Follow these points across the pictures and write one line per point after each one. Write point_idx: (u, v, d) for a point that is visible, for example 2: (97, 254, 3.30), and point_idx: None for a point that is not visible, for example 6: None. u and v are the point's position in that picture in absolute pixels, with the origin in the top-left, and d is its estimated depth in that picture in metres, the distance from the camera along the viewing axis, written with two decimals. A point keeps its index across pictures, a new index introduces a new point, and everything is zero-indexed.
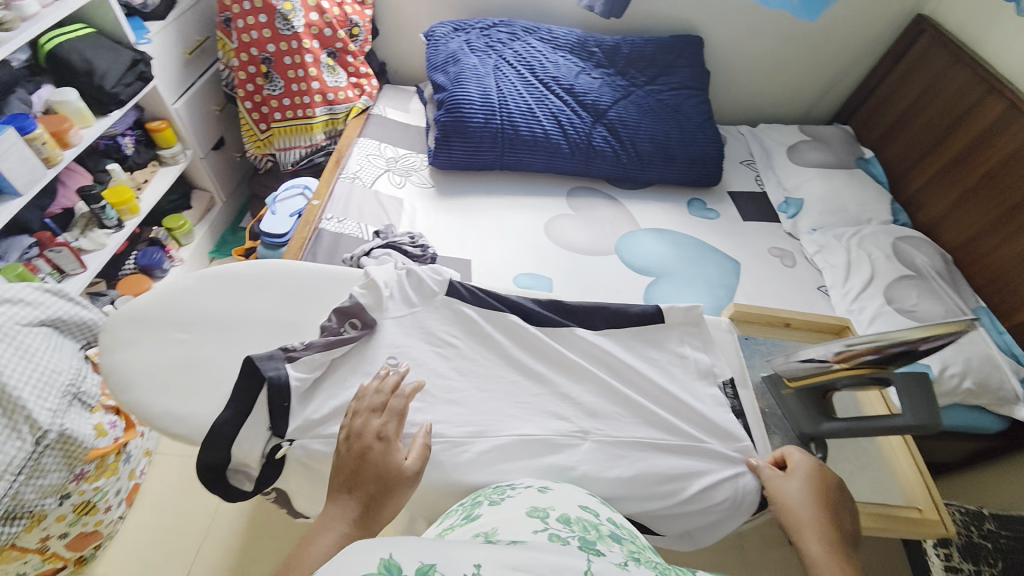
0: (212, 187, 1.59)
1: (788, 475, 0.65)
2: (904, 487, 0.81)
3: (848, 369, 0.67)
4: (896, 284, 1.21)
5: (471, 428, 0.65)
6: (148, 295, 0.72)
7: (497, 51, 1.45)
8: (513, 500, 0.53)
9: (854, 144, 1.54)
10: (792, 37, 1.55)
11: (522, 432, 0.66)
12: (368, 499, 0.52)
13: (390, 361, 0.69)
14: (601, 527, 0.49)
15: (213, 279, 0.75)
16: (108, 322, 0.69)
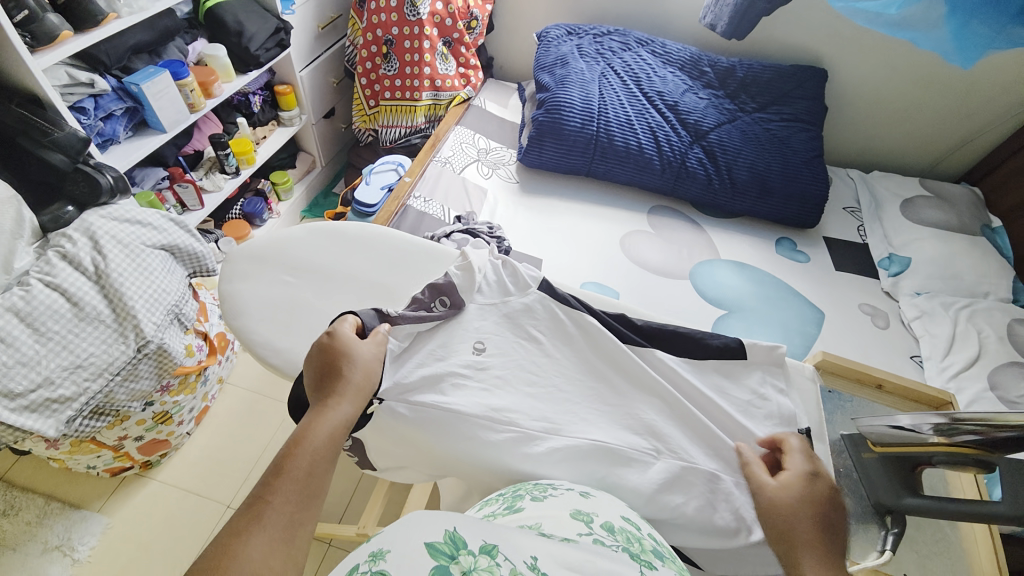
0: (317, 152, 1.72)
1: (782, 477, 0.61)
2: None
3: (945, 446, 0.60)
4: (1004, 370, 1.08)
5: (547, 424, 0.65)
6: (265, 236, 0.80)
7: (606, 59, 1.45)
8: (556, 500, 0.52)
9: (981, 208, 1.38)
10: (930, 83, 1.42)
11: (593, 437, 0.65)
12: (338, 386, 0.59)
13: (477, 347, 0.70)
14: (643, 541, 0.47)
15: (321, 233, 0.81)
16: (229, 254, 0.78)
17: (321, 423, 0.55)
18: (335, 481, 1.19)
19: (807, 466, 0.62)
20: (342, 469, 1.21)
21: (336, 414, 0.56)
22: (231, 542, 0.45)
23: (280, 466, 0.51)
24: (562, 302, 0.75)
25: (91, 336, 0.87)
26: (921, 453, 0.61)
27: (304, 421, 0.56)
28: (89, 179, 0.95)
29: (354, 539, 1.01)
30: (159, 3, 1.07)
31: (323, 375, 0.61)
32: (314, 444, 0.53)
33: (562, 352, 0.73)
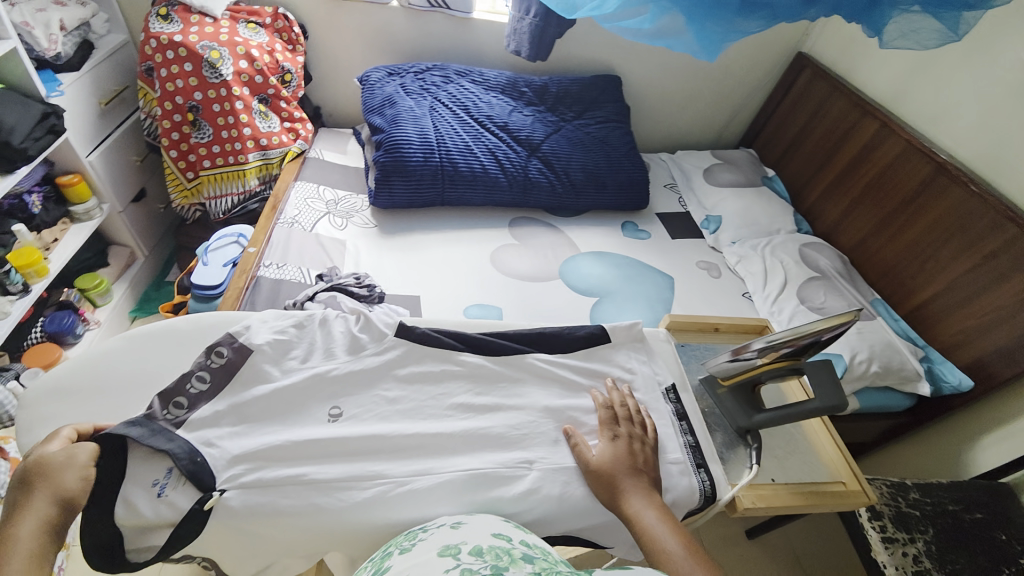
0: (136, 242, 1.50)
1: (598, 441, 0.64)
2: (825, 464, 0.77)
3: (769, 365, 0.72)
4: (806, 285, 1.34)
5: (415, 465, 0.59)
6: (82, 359, 0.68)
7: (432, 94, 1.51)
8: (425, 544, 0.51)
9: (757, 165, 1.73)
10: (697, 74, 1.74)
11: (468, 467, 0.60)
12: (31, 512, 0.48)
13: (332, 414, 0.63)
14: (513, 550, 0.48)
15: (151, 337, 0.70)
16: (27, 394, 0.65)
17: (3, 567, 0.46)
18: None
19: (613, 424, 0.66)
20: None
21: (25, 555, 0.47)
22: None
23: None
24: (424, 342, 0.70)
25: None
26: (753, 375, 0.74)
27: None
28: None
29: None
30: None
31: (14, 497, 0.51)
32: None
33: (438, 386, 0.68)
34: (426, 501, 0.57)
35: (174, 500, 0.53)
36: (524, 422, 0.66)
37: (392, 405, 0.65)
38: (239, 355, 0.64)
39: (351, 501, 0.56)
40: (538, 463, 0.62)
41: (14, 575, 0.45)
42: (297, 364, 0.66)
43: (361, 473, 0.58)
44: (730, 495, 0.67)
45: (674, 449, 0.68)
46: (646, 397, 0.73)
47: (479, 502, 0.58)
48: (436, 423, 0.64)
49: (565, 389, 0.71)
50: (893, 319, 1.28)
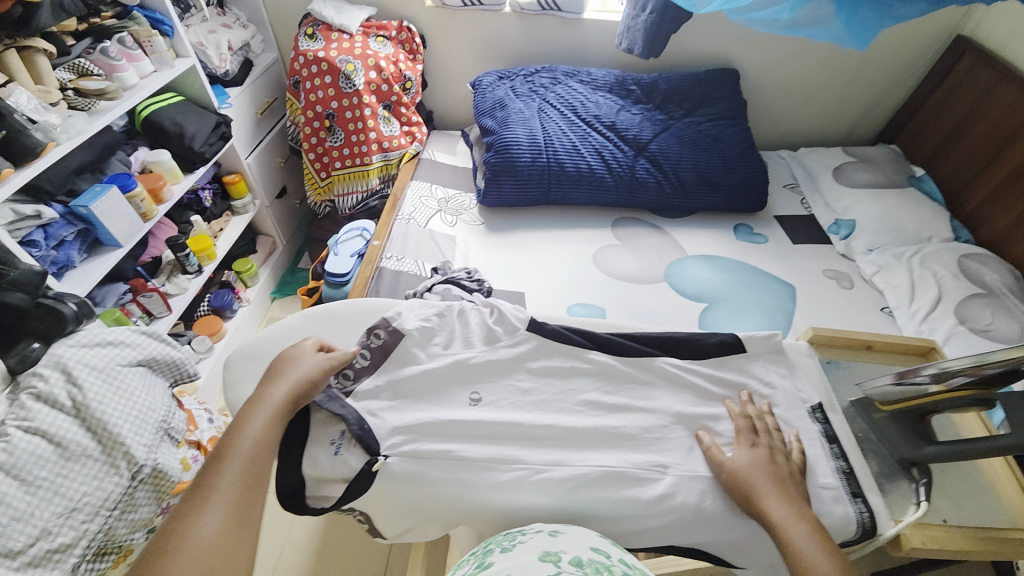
0: (277, 233, 1.71)
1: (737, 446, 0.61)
2: (1009, 508, 0.65)
3: (947, 394, 0.62)
4: (966, 303, 1.16)
5: (551, 455, 0.61)
6: (259, 335, 0.78)
7: (541, 95, 1.53)
8: (525, 546, 0.50)
9: (902, 162, 1.53)
10: (829, 64, 1.57)
11: (603, 463, 0.60)
12: (278, 390, 0.59)
13: (473, 398, 0.67)
14: (613, 569, 0.47)
15: (313, 318, 0.80)
16: (226, 359, 0.76)
17: (254, 425, 0.56)
18: (365, 562, 1.13)
19: (753, 434, 0.62)
20: (370, 548, 1.16)
21: (270, 406, 0.58)
22: (173, 536, 0.46)
23: (209, 475, 0.51)
24: (554, 337, 0.72)
25: (81, 471, 0.81)
26: (922, 402, 0.64)
27: (234, 420, 0.56)
28: (52, 312, 0.92)
29: None
30: (97, 122, 1.05)
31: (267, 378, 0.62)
32: (246, 440, 0.54)
33: (567, 382, 0.69)
34: (561, 491, 0.58)
35: (347, 458, 0.60)
36: (656, 426, 0.64)
37: (526, 395, 0.67)
38: (393, 337, 0.70)
39: (491, 482, 0.59)
40: (673, 468, 0.61)
41: (259, 419, 0.56)
42: (443, 348, 0.71)
43: (500, 456, 0.60)
44: (894, 532, 0.60)
45: (825, 473, 0.62)
46: (789, 414, 0.68)
47: (613, 500, 0.58)
48: (568, 417, 0.65)
49: (698, 396, 0.69)
50: None
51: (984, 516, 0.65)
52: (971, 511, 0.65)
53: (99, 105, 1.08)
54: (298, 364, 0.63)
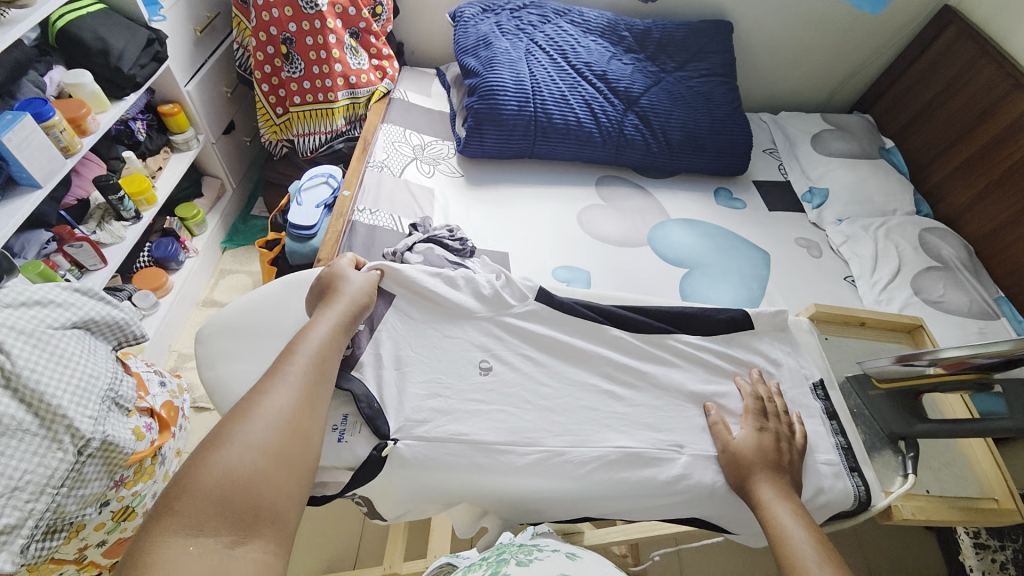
0: (226, 174, 1.53)
1: (740, 427, 0.62)
2: (979, 477, 0.72)
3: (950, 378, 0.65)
4: (923, 274, 1.23)
5: (569, 437, 0.59)
6: (237, 303, 0.69)
7: (528, 35, 1.40)
8: (542, 564, 0.50)
9: (875, 133, 1.56)
10: (820, 24, 1.54)
11: (620, 444, 0.60)
12: (339, 300, 0.61)
13: (483, 366, 0.64)
14: None
15: (299, 286, 0.71)
16: (200, 333, 0.67)
17: (322, 327, 0.58)
18: (337, 529, 1.12)
19: (764, 419, 0.63)
20: (345, 514, 1.14)
21: (334, 311, 0.60)
22: (248, 402, 0.50)
23: (281, 363, 0.54)
24: (564, 310, 0.70)
25: (18, 449, 0.72)
26: (926, 382, 0.67)
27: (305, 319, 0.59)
28: None
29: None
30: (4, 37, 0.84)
31: (323, 289, 0.64)
32: (313, 336, 0.57)
33: (580, 358, 0.67)
34: (577, 474, 0.58)
35: (353, 446, 0.56)
36: (669, 404, 0.65)
37: (540, 372, 0.65)
38: (385, 300, 0.68)
39: (510, 465, 0.57)
40: (688, 448, 0.61)
41: (326, 320, 0.58)
42: (443, 314, 0.68)
43: (516, 438, 0.59)
44: (887, 503, 0.64)
45: (826, 450, 0.65)
46: (792, 392, 0.70)
47: (631, 481, 0.58)
48: (583, 397, 0.64)
49: (709, 372, 0.69)
50: (1017, 320, 1.17)
51: (957, 485, 0.71)
52: (944, 481, 0.71)
53: (8, 15, 0.87)
54: (358, 280, 0.64)
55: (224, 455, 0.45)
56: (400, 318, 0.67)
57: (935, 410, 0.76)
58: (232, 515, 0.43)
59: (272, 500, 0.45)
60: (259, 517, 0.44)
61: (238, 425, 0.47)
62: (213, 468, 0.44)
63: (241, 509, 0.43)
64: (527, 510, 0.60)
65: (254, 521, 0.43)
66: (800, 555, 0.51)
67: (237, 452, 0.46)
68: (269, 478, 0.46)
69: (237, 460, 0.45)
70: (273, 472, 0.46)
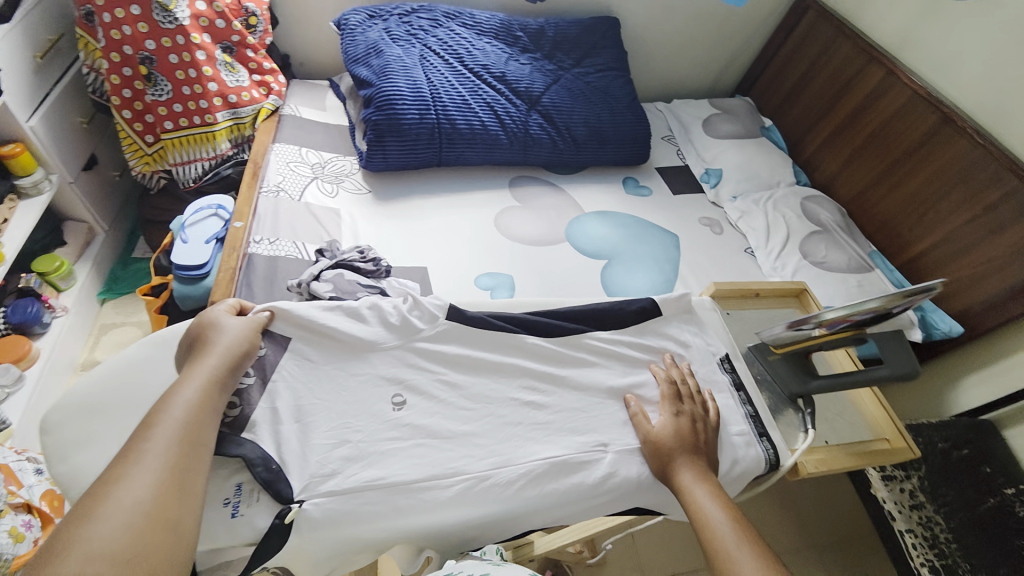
0: (94, 217, 1.34)
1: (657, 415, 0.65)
2: (870, 422, 0.81)
3: (830, 335, 0.72)
4: (808, 239, 1.36)
5: (494, 459, 0.59)
6: (96, 375, 0.61)
7: (420, 40, 1.36)
8: None
9: (756, 114, 1.70)
10: (698, 17, 1.64)
11: (547, 455, 0.60)
12: (206, 356, 0.56)
13: (396, 402, 0.63)
14: None
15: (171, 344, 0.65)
16: (53, 419, 0.57)
17: (185, 391, 0.52)
18: None
19: (679, 404, 0.66)
20: None
21: (204, 371, 0.54)
22: (93, 499, 0.43)
23: (134, 442, 0.48)
24: (476, 325, 0.69)
25: None
26: (810, 344, 0.74)
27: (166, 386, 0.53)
28: None
29: None
30: None
31: (191, 346, 0.59)
32: (177, 405, 0.51)
33: (497, 373, 0.67)
34: (507, 494, 0.57)
35: (251, 519, 0.52)
36: (590, 405, 0.67)
37: (456, 391, 0.64)
38: (278, 348, 0.64)
39: (434, 500, 0.56)
40: (613, 445, 0.63)
41: (193, 384, 0.53)
42: (350, 348, 0.66)
43: (439, 471, 0.57)
44: (793, 461, 0.69)
45: (737, 422, 0.70)
46: (703, 370, 0.74)
47: (562, 490, 0.59)
48: (505, 414, 0.64)
49: (628, 365, 0.72)
50: (890, 270, 1.32)
51: (852, 431, 0.79)
52: (842, 429, 0.79)
53: None
54: (232, 328, 0.60)
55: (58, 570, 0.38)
56: (296, 361, 0.63)
57: (826, 366, 0.84)
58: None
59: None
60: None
61: (85, 529, 0.41)
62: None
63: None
64: (464, 539, 0.59)
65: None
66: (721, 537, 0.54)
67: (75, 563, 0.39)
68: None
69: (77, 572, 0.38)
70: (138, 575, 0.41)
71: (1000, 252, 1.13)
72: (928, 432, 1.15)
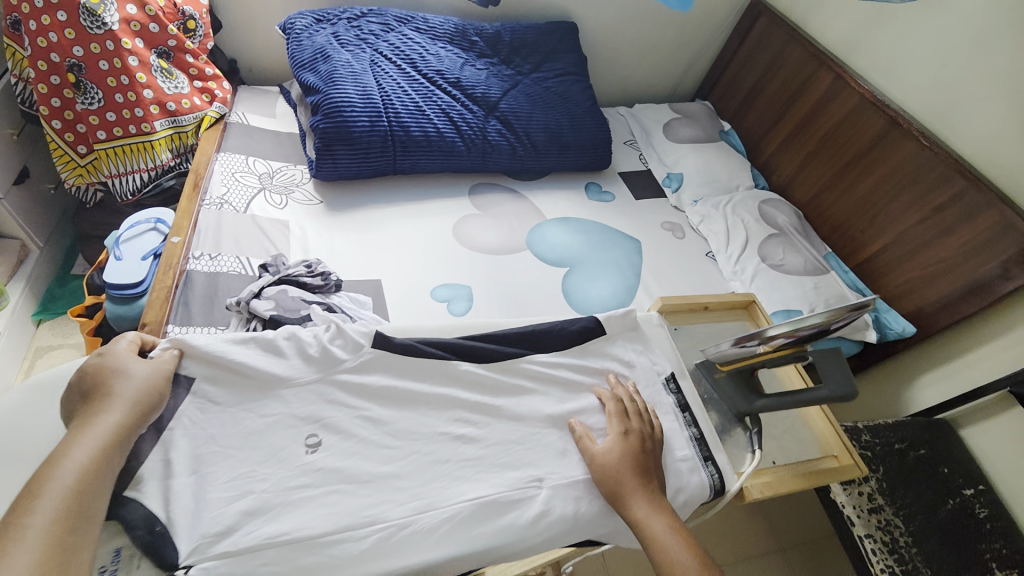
0: (27, 233, 1.26)
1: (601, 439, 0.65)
2: (818, 438, 0.81)
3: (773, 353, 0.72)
4: (766, 242, 1.37)
5: (416, 503, 0.58)
6: None
7: (370, 45, 1.33)
8: None
9: (714, 118, 1.71)
10: (655, 22, 1.65)
11: (474, 496, 0.59)
12: (107, 409, 0.56)
13: (310, 442, 0.61)
14: None
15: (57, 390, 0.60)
16: None
17: (81, 451, 0.52)
18: None
19: (627, 424, 0.66)
20: None
21: (102, 427, 0.54)
22: None
23: (17, 512, 0.46)
24: (403, 352, 0.69)
25: None
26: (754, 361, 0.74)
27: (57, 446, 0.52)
28: None
29: None
30: None
31: (89, 394, 0.58)
32: (69, 467, 0.50)
33: (425, 406, 0.66)
34: (432, 540, 0.56)
35: None
36: (526, 436, 0.66)
37: (378, 427, 0.64)
38: (182, 388, 0.62)
39: (347, 555, 0.53)
40: (548, 479, 0.62)
41: (89, 443, 0.53)
42: (260, 383, 0.64)
43: (353, 519, 0.56)
44: (738, 484, 0.69)
45: (682, 446, 0.69)
46: (648, 391, 0.74)
47: (491, 533, 0.57)
48: (431, 453, 0.62)
49: (566, 391, 0.71)
50: (844, 272, 1.34)
51: (800, 450, 0.79)
52: (790, 448, 0.79)
53: None
54: (138, 373, 0.60)
55: None
56: (196, 405, 0.62)
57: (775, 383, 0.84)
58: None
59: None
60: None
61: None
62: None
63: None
64: None
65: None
66: (678, 562, 0.56)
67: None
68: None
69: None
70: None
71: (951, 252, 1.15)
72: (885, 434, 1.17)
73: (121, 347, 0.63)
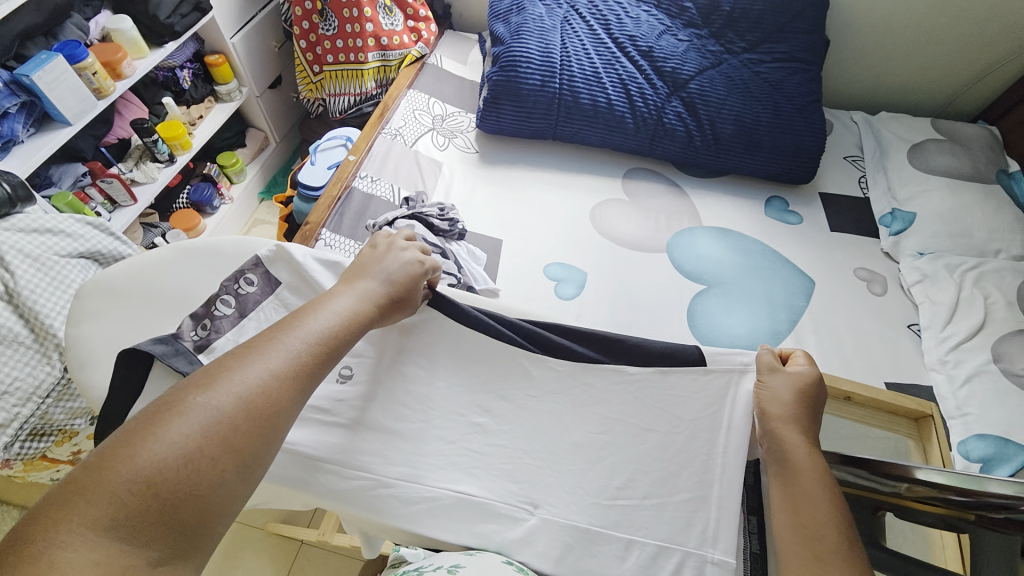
0: (269, 127, 1.59)
1: (784, 369, 0.61)
2: None
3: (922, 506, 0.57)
4: (1012, 340, 0.96)
5: (405, 470, 0.56)
6: (121, 263, 0.66)
7: (569, 2, 1.30)
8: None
9: (999, 151, 1.23)
10: (947, 6, 1.23)
11: (462, 489, 0.56)
12: (366, 280, 0.57)
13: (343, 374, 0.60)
14: None
15: (191, 254, 0.67)
16: (81, 287, 0.64)
17: (337, 305, 0.52)
18: None
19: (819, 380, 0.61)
20: None
21: (363, 292, 0.55)
22: (229, 368, 0.43)
23: (282, 329, 0.48)
24: (461, 319, 0.64)
25: (12, 358, 0.84)
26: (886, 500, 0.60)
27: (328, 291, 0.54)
28: None
29: (317, 543, 1.03)
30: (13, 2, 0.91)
31: (368, 264, 0.60)
32: (330, 314, 0.51)
33: (457, 381, 0.62)
34: (408, 511, 0.54)
35: None
36: (540, 454, 0.59)
37: (407, 384, 0.61)
38: (266, 288, 0.63)
39: (329, 487, 0.54)
40: (541, 509, 0.56)
41: (349, 301, 0.53)
42: None
43: (346, 459, 0.55)
44: None
45: (726, 548, 0.54)
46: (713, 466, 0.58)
47: (464, 531, 0.54)
48: (443, 430, 0.59)
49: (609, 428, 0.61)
50: None
51: None
52: None
53: None
54: (402, 264, 0.61)
55: (173, 425, 0.38)
56: (276, 305, 0.63)
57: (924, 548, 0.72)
58: (163, 516, 0.36)
59: (213, 507, 0.38)
60: (190, 527, 0.36)
61: (203, 397, 0.40)
62: (164, 443, 0.37)
63: (175, 512, 0.36)
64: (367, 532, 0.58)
65: (183, 533, 0.36)
66: (811, 501, 0.51)
67: (184, 425, 0.38)
68: (221, 480, 0.38)
69: (181, 435, 0.38)
70: (226, 471, 0.39)
71: None
72: None
73: (401, 246, 0.64)
